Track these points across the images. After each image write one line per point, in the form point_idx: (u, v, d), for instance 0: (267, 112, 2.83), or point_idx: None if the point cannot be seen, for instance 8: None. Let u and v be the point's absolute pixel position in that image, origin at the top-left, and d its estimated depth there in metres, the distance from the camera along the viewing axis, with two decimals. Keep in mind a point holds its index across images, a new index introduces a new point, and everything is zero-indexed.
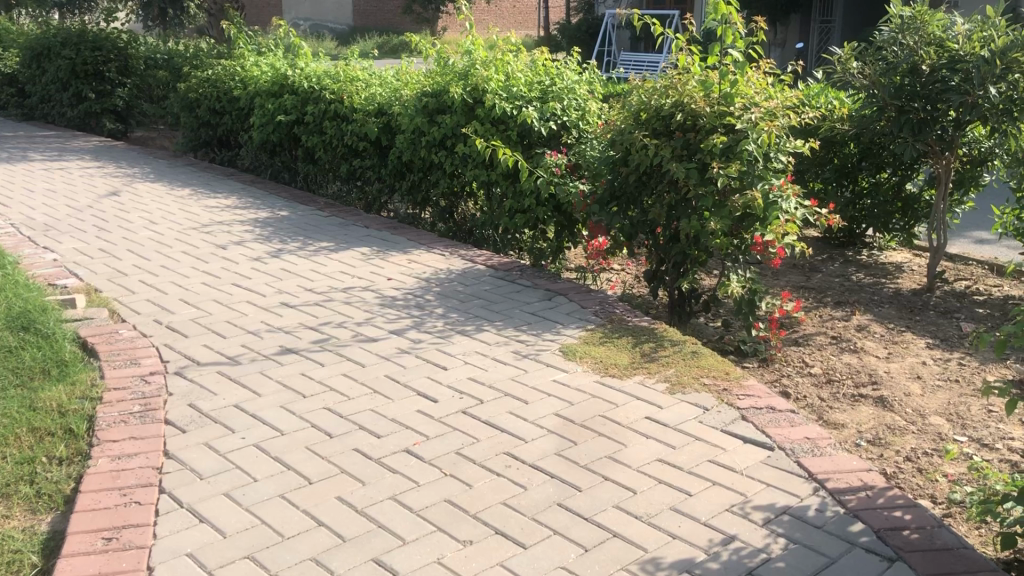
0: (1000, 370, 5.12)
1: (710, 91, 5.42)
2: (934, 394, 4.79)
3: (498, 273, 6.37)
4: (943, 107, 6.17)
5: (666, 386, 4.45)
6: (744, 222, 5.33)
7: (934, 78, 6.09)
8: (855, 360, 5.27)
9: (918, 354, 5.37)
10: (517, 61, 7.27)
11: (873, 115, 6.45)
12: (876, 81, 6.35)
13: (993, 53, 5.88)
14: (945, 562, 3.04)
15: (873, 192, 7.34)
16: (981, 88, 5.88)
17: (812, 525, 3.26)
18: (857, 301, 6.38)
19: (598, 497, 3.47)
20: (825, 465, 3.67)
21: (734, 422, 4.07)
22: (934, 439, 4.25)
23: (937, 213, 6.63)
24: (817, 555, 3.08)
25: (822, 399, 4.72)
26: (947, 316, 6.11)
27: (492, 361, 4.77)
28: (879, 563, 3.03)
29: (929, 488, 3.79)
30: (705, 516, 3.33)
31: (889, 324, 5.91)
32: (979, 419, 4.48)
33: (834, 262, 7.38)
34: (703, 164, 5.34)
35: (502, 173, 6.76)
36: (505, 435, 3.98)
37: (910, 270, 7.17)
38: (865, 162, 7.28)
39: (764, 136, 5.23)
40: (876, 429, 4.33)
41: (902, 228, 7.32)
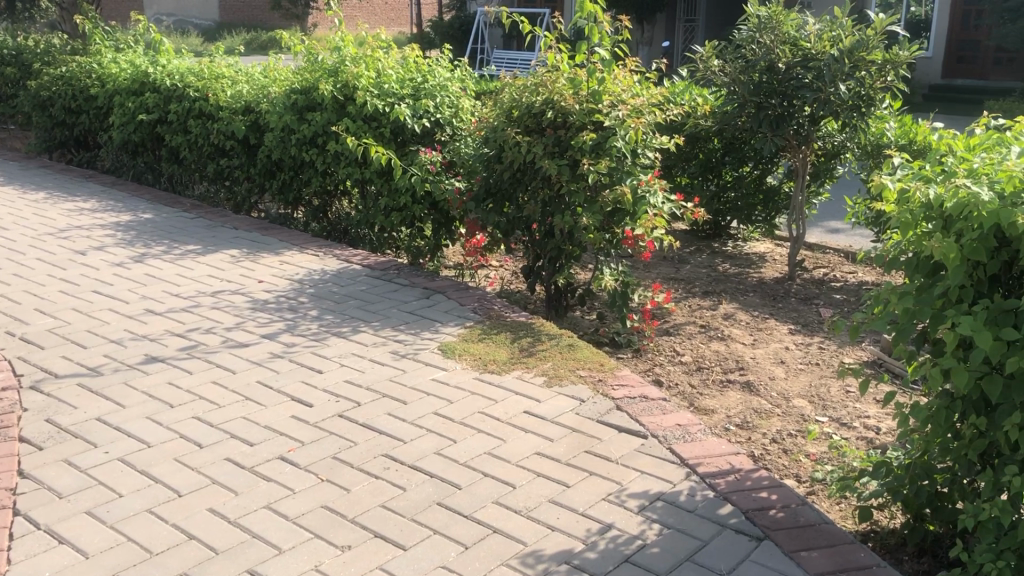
0: (855, 352, 5.41)
1: (579, 88, 5.49)
2: (796, 377, 5.03)
3: (374, 272, 6.31)
4: (798, 103, 6.42)
5: (544, 379, 4.50)
6: (614, 216, 5.46)
7: (789, 75, 6.37)
8: (723, 347, 5.46)
9: (782, 340, 5.61)
10: (387, 58, 7.18)
11: (734, 111, 6.72)
12: (736, 78, 6.60)
13: (841, 52, 6.22)
14: (808, 537, 3.18)
15: (736, 185, 7.62)
16: (831, 84, 6.22)
17: (684, 510, 3.35)
18: (724, 290, 6.61)
19: (479, 494, 3.48)
20: (696, 450, 3.79)
21: (609, 412, 4.16)
22: (797, 420, 4.46)
23: (796, 205, 6.94)
24: (690, 539, 3.18)
25: (693, 385, 4.87)
26: (807, 302, 6.40)
27: (369, 362, 4.72)
28: (748, 543, 3.15)
29: (794, 468, 3.96)
30: (582, 506, 3.39)
31: (754, 312, 6.16)
32: (839, 399, 4.73)
33: (702, 254, 7.62)
34: (574, 160, 5.42)
35: (375, 171, 6.67)
36: (383, 436, 3.94)
37: (772, 260, 7.49)
38: (728, 156, 7.56)
39: (632, 132, 5.34)
40: (743, 413, 4.50)
41: (764, 219, 7.68)
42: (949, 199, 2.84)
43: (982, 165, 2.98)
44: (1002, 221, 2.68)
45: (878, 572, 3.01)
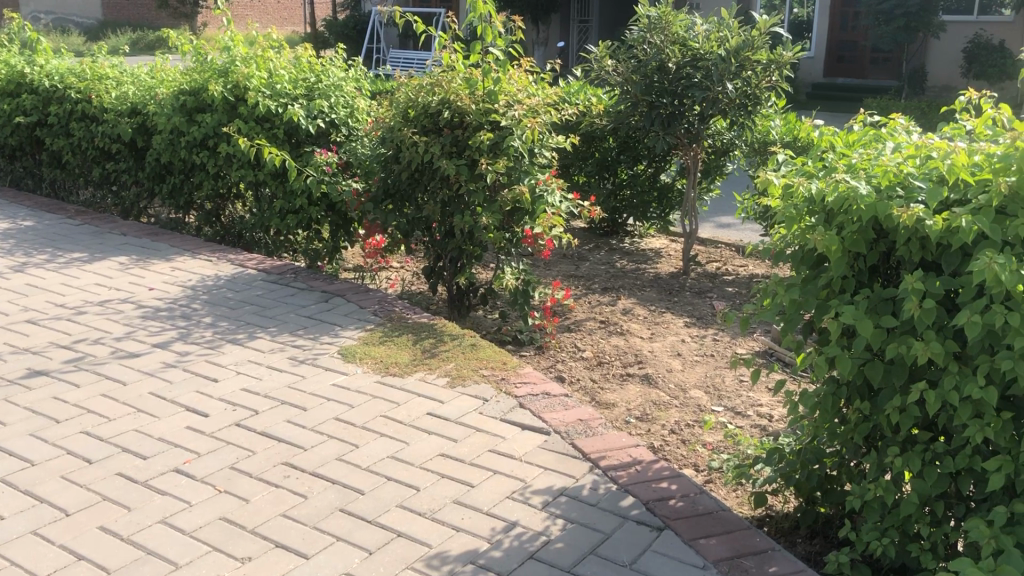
0: (748, 342, 5.58)
1: (475, 88, 5.47)
2: (693, 368, 5.16)
3: (270, 276, 6.18)
4: (688, 102, 6.59)
5: (447, 380, 4.49)
6: (514, 216, 5.50)
7: (680, 75, 6.53)
8: (622, 342, 5.56)
9: (678, 333, 5.74)
10: (279, 58, 7.00)
11: (628, 110, 6.84)
12: (628, 78, 6.72)
13: (728, 51, 6.40)
14: (706, 525, 3.25)
15: (632, 183, 7.78)
16: (719, 83, 6.40)
17: (587, 504, 3.40)
18: (622, 286, 6.72)
19: (383, 498, 3.45)
20: (597, 444, 3.84)
21: (512, 410, 4.17)
22: (694, 410, 4.57)
23: (688, 201, 7.13)
24: (593, 532, 3.22)
25: (594, 380, 4.94)
26: (701, 296, 6.57)
27: (267, 369, 4.62)
28: (649, 533, 3.21)
29: (692, 457, 4.07)
30: (487, 505, 3.39)
31: (651, 306, 6.29)
32: (733, 389, 4.87)
33: (600, 251, 7.73)
34: (472, 160, 5.43)
35: (269, 172, 6.54)
36: (282, 444, 3.86)
37: (667, 255, 7.67)
38: (623, 154, 7.71)
39: (529, 132, 5.37)
40: (643, 406, 4.59)
41: (659, 216, 7.84)
42: (830, 193, 2.93)
43: (860, 160, 3.09)
44: (879, 214, 2.77)
45: (773, 555, 3.10)
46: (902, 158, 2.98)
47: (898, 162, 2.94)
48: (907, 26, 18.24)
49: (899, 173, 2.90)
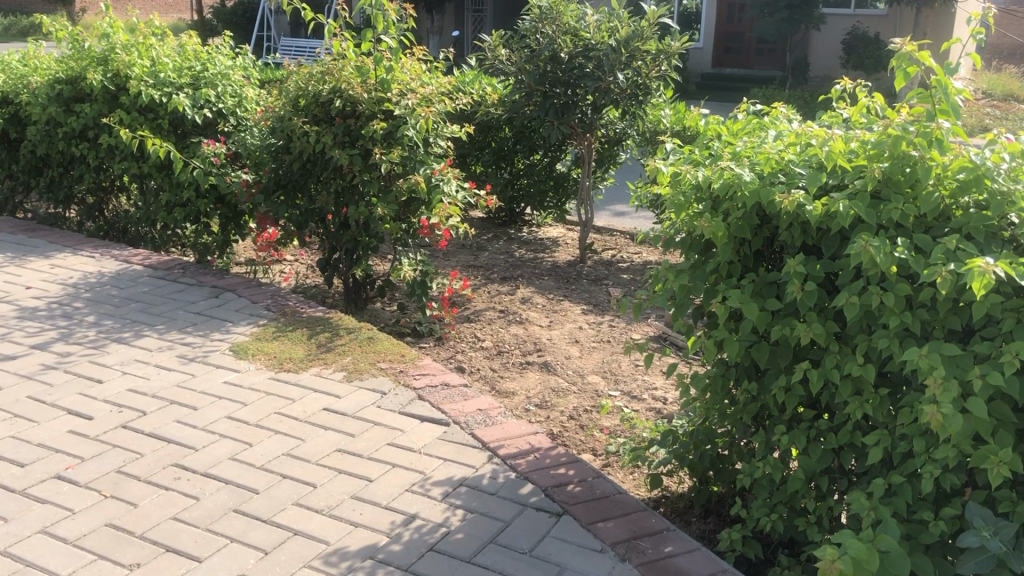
0: (642, 328, 5.69)
1: (367, 76, 5.38)
2: (590, 354, 5.22)
3: (157, 272, 5.97)
4: (581, 92, 6.65)
5: (344, 374, 4.42)
6: (410, 206, 5.47)
7: (572, 65, 6.57)
8: (521, 331, 5.58)
9: (576, 320, 5.81)
10: (162, 45, 6.72)
11: (522, 100, 6.84)
12: (522, 67, 6.75)
13: (619, 42, 6.48)
14: (604, 508, 3.30)
15: (528, 172, 7.82)
16: (610, 73, 6.50)
17: (486, 493, 3.40)
18: (521, 275, 6.75)
19: (278, 497, 3.38)
20: (496, 433, 3.85)
21: (411, 402, 4.14)
22: (592, 396, 4.63)
23: (584, 190, 7.21)
24: (493, 521, 3.23)
25: (493, 369, 4.95)
26: (598, 283, 6.65)
27: (154, 368, 4.45)
28: (548, 519, 3.23)
29: (590, 442, 4.12)
30: (386, 499, 3.36)
31: (549, 294, 6.34)
32: (629, 373, 4.96)
33: (498, 240, 7.74)
34: (366, 150, 5.35)
35: (154, 164, 6.29)
36: (172, 445, 3.74)
37: (564, 244, 7.74)
38: (519, 144, 7.75)
39: (422, 121, 5.31)
40: (542, 393, 4.62)
41: (556, 205, 7.90)
42: (716, 180, 3.01)
43: (744, 148, 3.17)
44: (762, 200, 2.85)
45: (669, 535, 3.16)
46: (784, 146, 3.07)
47: (780, 150, 3.03)
48: (790, 18, 18.85)
49: (780, 160, 2.99)
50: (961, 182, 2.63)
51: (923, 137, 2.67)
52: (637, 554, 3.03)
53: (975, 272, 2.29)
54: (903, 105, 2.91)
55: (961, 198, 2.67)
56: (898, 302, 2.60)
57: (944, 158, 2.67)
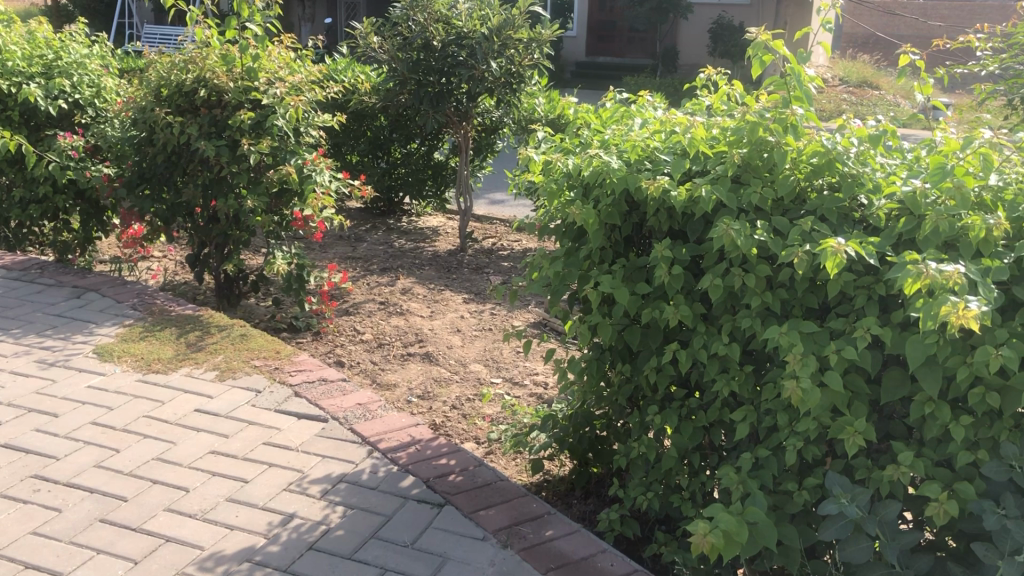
0: (523, 315, 5.73)
1: (231, 65, 5.20)
2: (472, 343, 5.22)
3: (12, 273, 5.64)
4: (455, 80, 6.63)
5: (216, 373, 4.29)
6: (282, 197, 5.33)
7: (444, 53, 6.53)
8: (402, 322, 5.53)
9: (457, 309, 5.80)
10: (9, 32, 6.33)
11: (395, 88, 6.78)
12: (394, 55, 6.67)
13: (491, 30, 6.48)
14: (485, 496, 3.32)
15: (405, 161, 7.76)
16: (484, 62, 6.47)
17: (366, 488, 3.36)
18: (400, 266, 6.69)
19: (148, 503, 3.25)
20: (376, 427, 3.81)
21: (287, 400, 4.05)
22: (474, 384, 4.64)
23: (462, 178, 7.20)
24: (373, 516, 3.19)
25: (374, 362, 4.90)
26: (479, 272, 6.65)
27: (9, 375, 4.21)
28: (429, 510, 3.22)
29: (472, 431, 4.12)
30: (263, 500, 3.28)
31: (430, 284, 6.30)
32: (510, 360, 4.99)
33: (377, 231, 7.65)
34: (233, 141, 5.18)
35: (4, 159, 5.92)
36: (31, 456, 3.54)
37: (444, 233, 7.71)
38: (395, 133, 7.67)
39: (292, 110, 5.16)
40: (423, 384, 4.60)
41: (435, 194, 7.88)
42: (586, 168, 3.04)
43: (613, 136, 3.23)
44: (629, 186, 2.90)
45: (549, 519, 3.20)
46: (649, 133, 3.15)
47: (645, 138, 3.11)
48: (659, 7, 19.35)
49: (646, 147, 3.06)
50: (815, 166, 2.74)
51: (779, 123, 2.73)
52: (518, 540, 3.06)
53: (828, 252, 2.39)
54: (761, 91, 3.00)
55: (816, 181, 2.78)
56: (759, 282, 2.69)
57: (798, 143, 2.75)
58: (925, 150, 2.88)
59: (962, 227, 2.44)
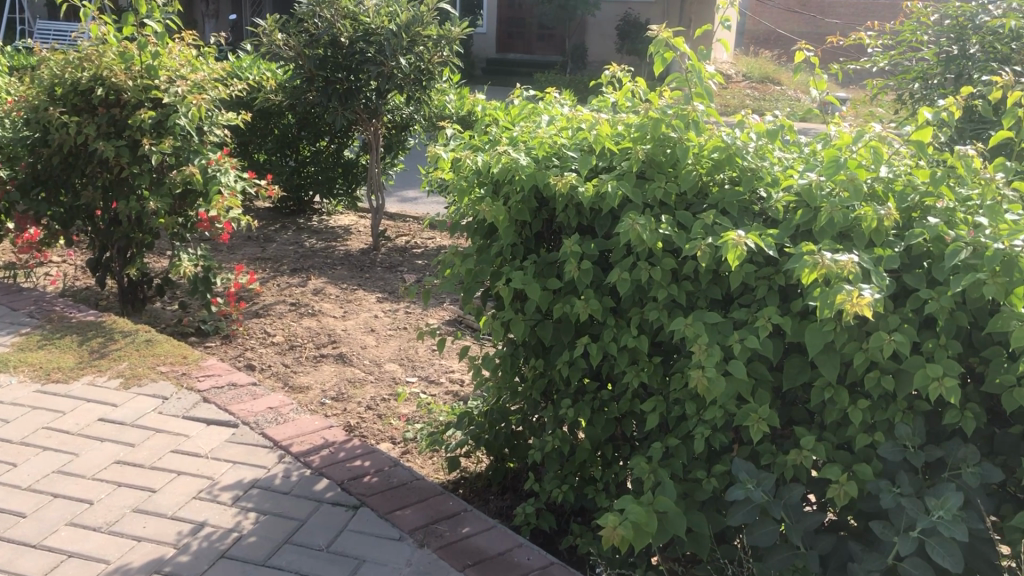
0: (438, 313, 5.71)
1: (130, 62, 5.00)
2: (386, 342, 5.18)
3: None
4: (364, 77, 6.58)
5: (120, 381, 4.15)
6: (186, 199, 5.19)
7: (353, 49, 6.46)
8: (314, 323, 5.45)
9: (371, 309, 5.75)
10: None
11: (302, 85, 6.65)
12: (301, 52, 6.51)
13: (399, 27, 6.44)
14: (401, 496, 3.30)
15: (314, 159, 7.66)
16: (393, 59, 6.41)
17: (279, 492, 3.31)
18: (311, 266, 6.59)
19: (49, 518, 3.13)
20: (288, 431, 3.76)
21: (195, 406, 3.96)
22: (389, 384, 4.61)
23: (373, 176, 7.15)
24: (287, 520, 3.14)
25: (286, 364, 4.82)
26: (392, 270, 6.61)
27: None
28: (345, 513, 3.19)
29: (388, 431, 4.09)
30: (171, 509, 3.19)
31: (342, 284, 6.23)
32: (425, 358, 4.97)
33: (286, 231, 7.52)
34: (134, 141, 5.02)
35: None
36: None
37: (356, 231, 7.63)
38: (304, 131, 7.56)
39: (194, 110, 4.96)
40: (337, 386, 4.54)
41: (345, 192, 7.79)
42: (495, 165, 3.05)
43: (521, 133, 3.25)
44: (537, 183, 2.92)
45: (466, 516, 3.20)
46: (557, 130, 3.18)
47: (552, 134, 3.13)
48: (566, 5, 19.56)
49: (553, 144, 3.09)
50: (715, 161, 2.81)
51: (680, 120, 2.81)
52: (435, 538, 3.05)
53: (730, 245, 2.45)
54: (664, 87, 3.07)
55: (716, 176, 2.86)
56: (666, 275, 2.74)
57: (699, 139, 2.82)
58: (820, 143, 2.98)
59: (855, 217, 2.54)
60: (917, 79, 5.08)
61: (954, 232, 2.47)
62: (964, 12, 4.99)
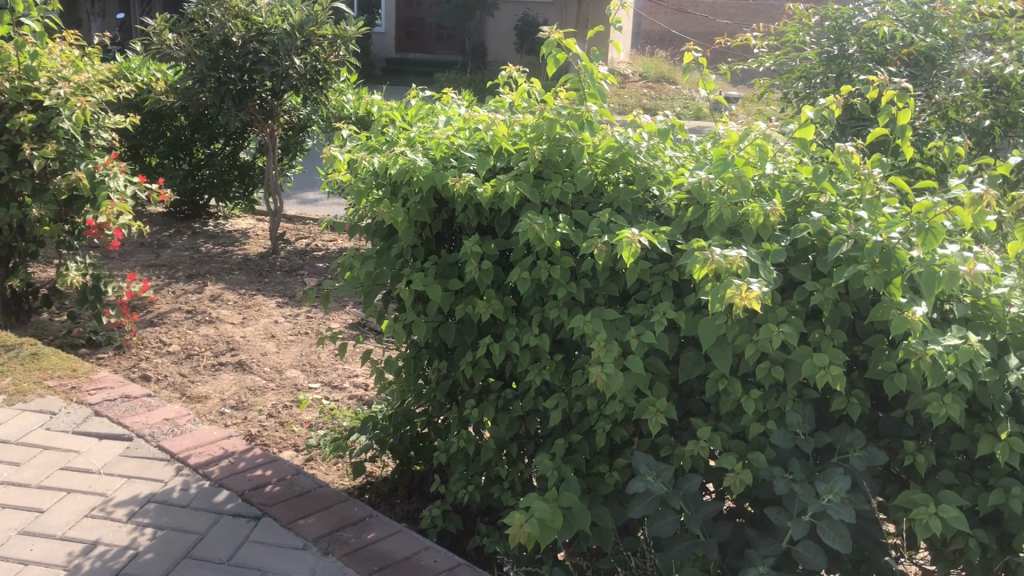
0: (340, 317, 5.63)
1: (7, 63, 4.77)
2: (287, 348, 5.09)
3: None
4: (258, 77, 6.44)
5: (4, 397, 3.96)
6: (72, 205, 5.00)
7: (246, 50, 6.31)
8: (212, 330, 5.31)
9: (271, 314, 5.63)
10: None
11: (194, 86, 6.48)
12: (191, 52, 6.34)
13: (293, 27, 6.31)
14: (304, 504, 3.25)
15: (209, 162, 7.47)
16: (287, 58, 6.28)
17: (177, 506, 3.22)
18: (208, 271, 6.42)
19: None
20: (186, 442, 3.66)
21: (86, 420, 3.81)
22: (291, 391, 4.53)
23: (270, 178, 7.01)
24: (186, 535, 3.05)
25: (183, 374, 4.68)
26: (293, 274, 6.50)
27: None
28: (246, 524, 3.12)
29: (290, 438, 4.02)
30: (61, 529, 3.07)
31: (241, 289, 6.09)
32: (328, 363, 4.90)
33: (181, 236, 7.30)
34: (14, 145, 4.81)
35: None
36: None
37: (254, 235, 7.47)
38: (197, 133, 7.37)
39: (78, 112, 4.80)
40: (237, 394, 4.44)
41: (242, 195, 7.64)
42: (392, 166, 3.03)
43: (418, 134, 3.23)
44: (435, 184, 2.91)
45: (371, 521, 3.17)
46: (454, 130, 3.19)
47: (449, 135, 3.13)
48: (465, 4, 19.59)
49: (451, 145, 3.09)
50: (610, 160, 2.85)
51: (575, 120, 2.84)
52: (340, 545, 3.01)
53: (624, 243, 2.49)
54: (559, 87, 3.10)
55: (612, 175, 2.91)
56: (564, 274, 2.77)
57: (594, 138, 2.86)
58: (710, 142, 3.06)
59: (743, 214, 2.62)
60: (801, 78, 5.27)
61: (837, 226, 2.57)
62: (843, 14, 5.21)
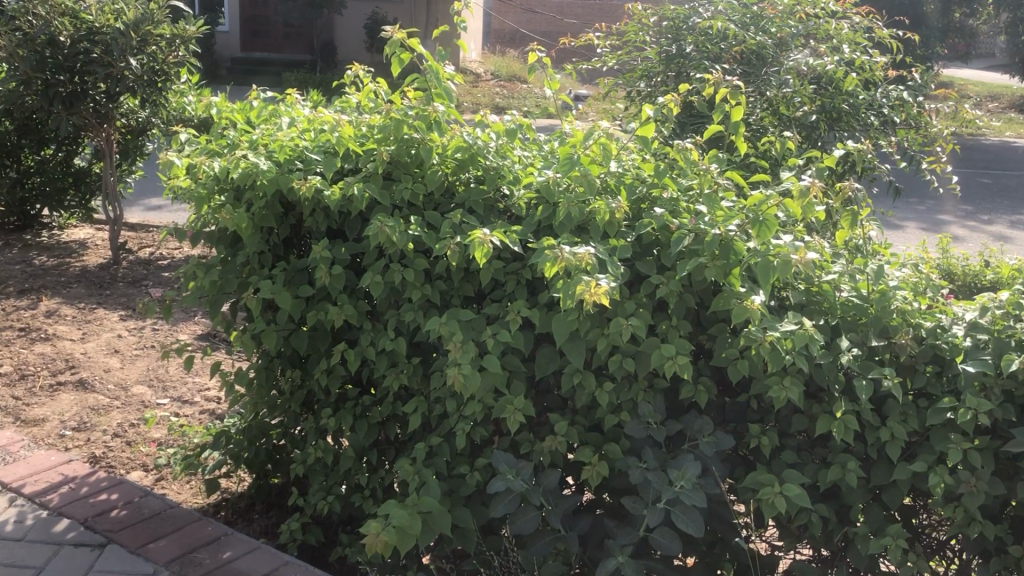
0: (189, 328, 5.42)
1: None
2: (133, 363, 4.84)
3: None
4: (90, 79, 6.10)
5: None
6: None
7: (76, 49, 5.99)
8: (49, 348, 4.99)
9: (113, 329, 5.34)
10: None
11: (18, 89, 5.98)
12: (13, 52, 5.86)
13: (127, 25, 6.00)
14: (154, 527, 3.10)
15: (40, 170, 7.01)
16: (121, 59, 6.01)
17: (11, 540, 3.01)
18: (43, 285, 6.04)
19: None
20: (20, 471, 3.46)
21: None
22: (138, 408, 4.31)
23: (106, 185, 6.73)
24: (21, 570, 2.86)
25: (17, 397, 4.37)
26: (136, 285, 6.20)
27: None
28: (90, 553, 2.94)
29: (138, 458, 3.82)
30: None
31: (79, 304, 5.75)
32: (176, 377, 4.69)
33: (11, 249, 6.84)
34: None
35: None
36: None
37: (93, 245, 7.09)
38: (25, 139, 6.88)
39: None
40: (78, 415, 4.18)
41: (78, 204, 7.24)
42: (234, 170, 2.89)
43: (261, 136, 3.13)
44: (280, 187, 2.82)
45: (227, 540, 3.06)
46: (298, 132, 3.11)
47: (293, 137, 3.04)
48: None
49: (296, 147, 3.01)
50: (459, 161, 2.84)
51: (422, 121, 2.80)
52: (193, 567, 2.89)
53: (476, 243, 2.48)
54: (406, 87, 3.06)
55: (462, 175, 2.90)
56: (418, 276, 2.75)
57: (443, 138, 2.84)
58: (557, 141, 3.11)
59: (590, 211, 2.66)
60: (642, 77, 5.44)
61: (679, 220, 2.65)
62: (679, 14, 5.41)
